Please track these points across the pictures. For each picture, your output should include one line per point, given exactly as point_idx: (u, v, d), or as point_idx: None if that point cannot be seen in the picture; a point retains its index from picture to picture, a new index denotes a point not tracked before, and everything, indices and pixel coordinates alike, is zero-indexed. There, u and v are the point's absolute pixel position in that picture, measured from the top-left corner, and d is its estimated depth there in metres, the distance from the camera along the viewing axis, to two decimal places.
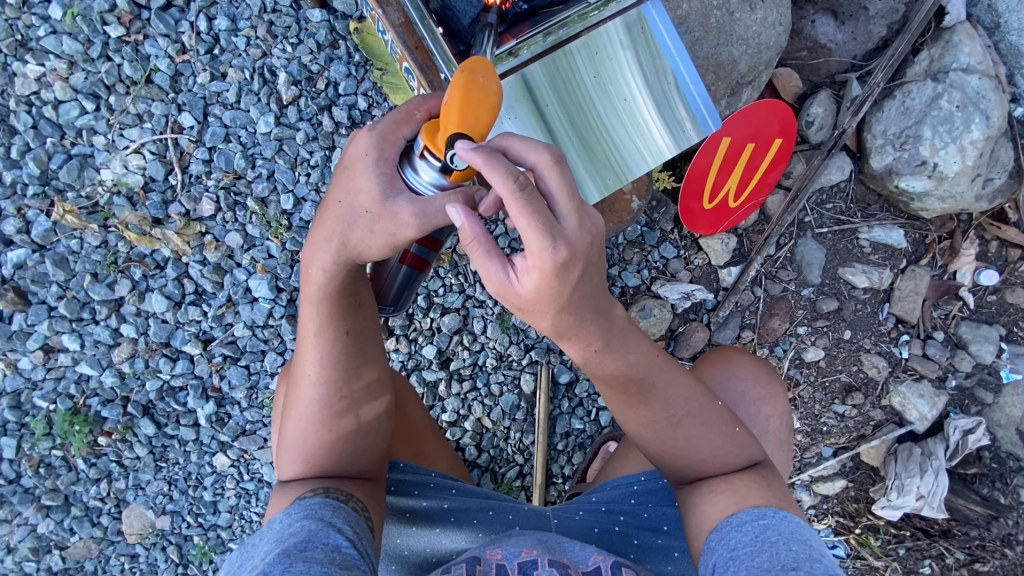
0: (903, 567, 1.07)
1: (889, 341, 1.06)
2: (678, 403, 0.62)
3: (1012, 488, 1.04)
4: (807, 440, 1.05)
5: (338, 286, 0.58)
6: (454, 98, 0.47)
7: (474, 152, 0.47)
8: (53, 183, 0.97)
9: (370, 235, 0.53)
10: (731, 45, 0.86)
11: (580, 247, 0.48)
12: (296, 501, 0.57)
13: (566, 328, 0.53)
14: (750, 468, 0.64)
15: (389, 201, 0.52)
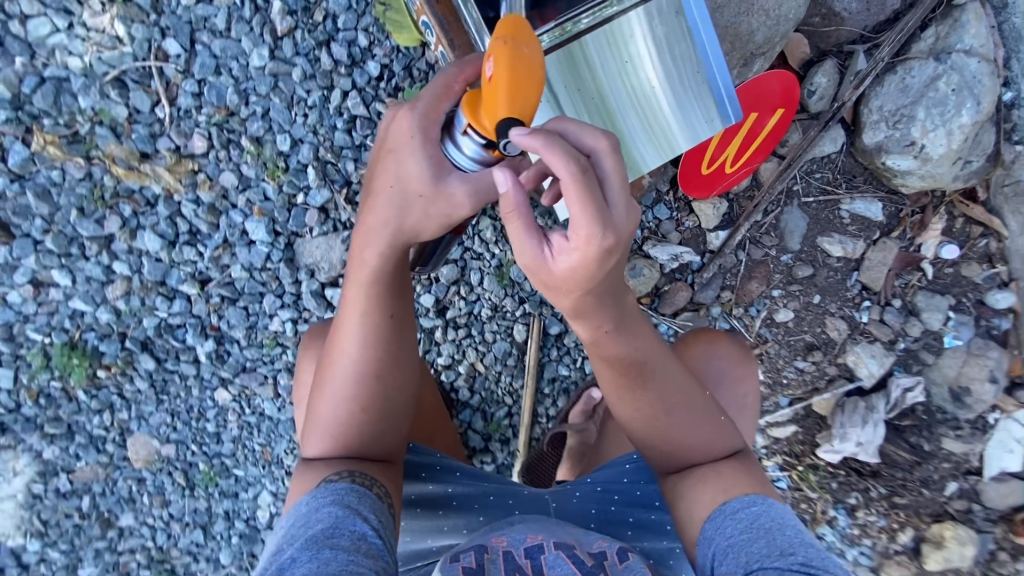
0: (834, 498, 1.22)
1: (853, 306, 1.14)
2: (678, 392, 0.71)
3: (935, 436, 1.20)
4: (768, 390, 1.17)
5: (389, 269, 0.66)
6: (503, 72, 0.47)
7: (529, 133, 0.49)
8: (26, 109, 0.91)
9: (425, 216, 0.63)
10: (751, 15, 0.87)
11: (616, 248, 0.51)
12: (324, 484, 0.63)
13: (581, 311, 0.60)
14: (734, 454, 0.74)
15: (441, 185, 0.61)
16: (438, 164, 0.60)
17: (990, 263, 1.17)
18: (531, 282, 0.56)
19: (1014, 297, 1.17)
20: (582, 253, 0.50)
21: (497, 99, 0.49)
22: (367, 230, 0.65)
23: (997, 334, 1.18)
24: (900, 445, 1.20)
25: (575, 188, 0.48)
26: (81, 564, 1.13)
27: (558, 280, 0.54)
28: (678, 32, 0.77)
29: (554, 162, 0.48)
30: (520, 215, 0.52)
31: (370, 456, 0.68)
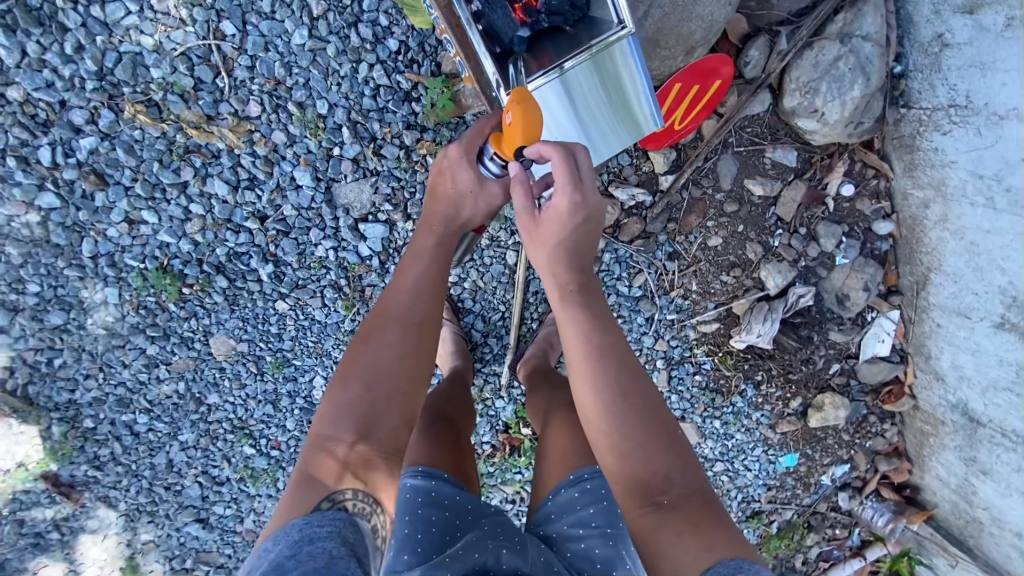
0: (745, 375, 1.65)
1: (769, 234, 1.48)
2: (643, 405, 0.86)
3: (823, 329, 1.59)
4: (699, 297, 1.54)
5: (432, 266, 0.94)
6: (517, 116, 0.81)
7: (539, 146, 0.86)
8: (109, 79, 1.12)
9: (474, 207, 0.98)
10: (691, 21, 1.03)
11: (583, 210, 0.87)
12: (315, 511, 0.71)
13: (556, 268, 0.91)
14: (709, 512, 0.82)
15: (483, 186, 0.96)
16: (473, 177, 0.96)
17: (878, 199, 1.48)
18: (524, 229, 0.91)
19: (893, 226, 1.51)
20: (562, 202, 0.86)
21: (516, 132, 0.83)
22: (422, 228, 0.99)
23: (878, 254, 1.54)
24: (789, 334, 1.58)
25: (561, 165, 0.85)
26: (180, 432, 1.48)
27: (546, 232, 0.89)
28: (624, 104, 0.97)
29: (551, 152, 0.84)
30: (521, 183, 0.89)
31: (367, 474, 0.76)
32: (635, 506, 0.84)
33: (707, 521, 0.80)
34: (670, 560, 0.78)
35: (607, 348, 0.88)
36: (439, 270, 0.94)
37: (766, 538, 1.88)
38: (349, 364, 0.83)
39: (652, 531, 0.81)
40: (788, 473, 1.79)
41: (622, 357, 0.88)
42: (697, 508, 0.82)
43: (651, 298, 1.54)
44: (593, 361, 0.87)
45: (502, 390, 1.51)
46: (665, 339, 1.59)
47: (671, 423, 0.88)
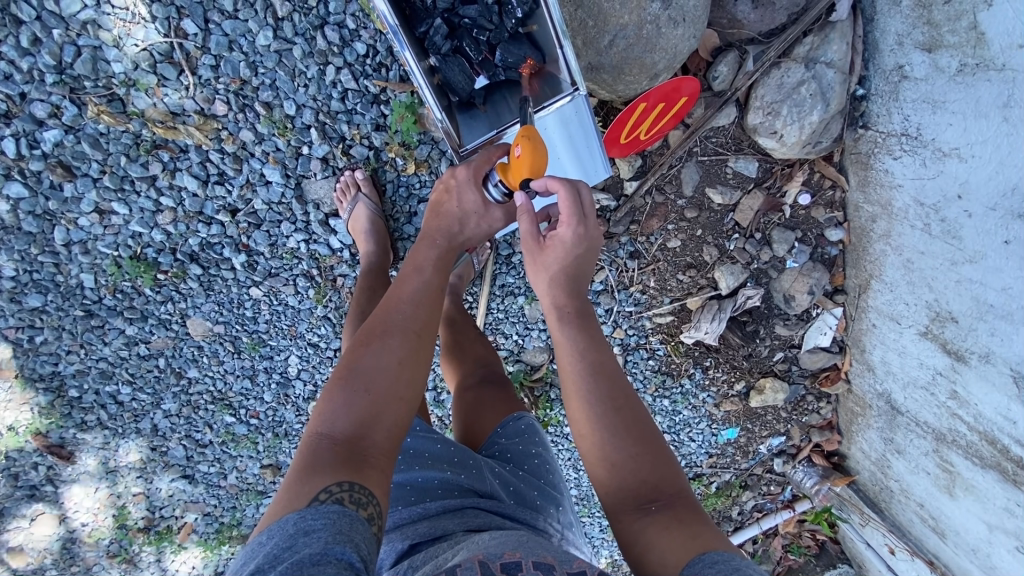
0: (696, 361, 1.77)
1: (725, 237, 1.56)
2: (636, 411, 0.89)
3: (771, 327, 1.70)
4: (657, 293, 1.64)
5: (432, 279, 0.96)
6: (525, 151, 0.87)
7: (544, 179, 0.92)
8: (69, 73, 1.12)
9: (474, 228, 1.03)
10: (653, 53, 1.05)
11: (584, 242, 0.93)
12: (312, 503, 0.70)
13: (555, 293, 0.94)
14: (701, 516, 0.81)
15: (487, 207, 1.02)
16: (478, 199, 1.00)
17: (832, 208, 1.53)
18: (528, 250, 0.95)
19: (843, 233, 1.55)
20: (566, 232, 0.92)
21: (523, 164, 0.89)
22: (424, 241, 1.00)
23: (827, 258, 1.60)
24: (735, 331, 1.69)
25: (567, 199, 0.90)
26: (163, 401, 1.56)
27: (546, 258, 0.94)
28: (577, 147, 1.07)
29: (558, 188, 0.89)
30: (526, 213, 0.93)
31: (365, 470, 0.76)
32: (625, 514, 0.83)
33: (694, 521, 0.79)
34: (657, 559, 0.76)
35: (599, 364, 0.91)
36: (439, 283, 0.97)
37: (706, 496, 2.08)
38: (346, 368, 0.84)
39: (640, 533, 0.80)
40: (728, 443, 1.96)
41: (615, 372, 0.90)
42: (685, 509, 0.81)
43: (611, 292, 1.64)
44: (586, 377, 0.89)
45: None
46: (622, 328, 1.69)
47: (658, 435, 0.88)
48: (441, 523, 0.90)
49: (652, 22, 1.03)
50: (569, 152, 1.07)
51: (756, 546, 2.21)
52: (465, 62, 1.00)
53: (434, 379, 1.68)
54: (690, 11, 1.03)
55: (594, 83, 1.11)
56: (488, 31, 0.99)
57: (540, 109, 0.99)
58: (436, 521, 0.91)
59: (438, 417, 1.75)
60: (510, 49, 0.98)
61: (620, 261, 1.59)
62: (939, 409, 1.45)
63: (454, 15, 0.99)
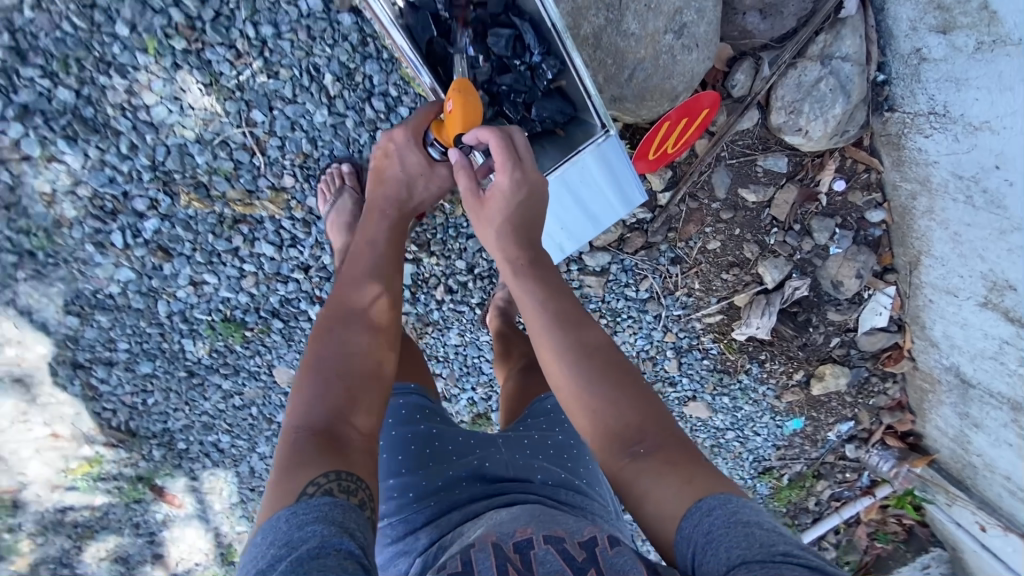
0: (752, 356, 1.80)
1: (764, 233, 1.59)
2: (605, 352, 0.93)
3: (822, 314, 1.71)
4: (704, 294, 1.69)
5: (384, 257, 1.09)
6: (456, 107, 0.99)
7: (473, 133, 1.01)
8: (162, 169, 1.27)
9: (423, 190, 1.15)
10: (672, 78, 1.13)
11: (525, 184, 0.99)
12: (301, 499, 0.78)
13: (509, 248, 1.00)
14: (693, 454, 0.85)
15: (431, 168, 1.13)
16: (422, 158, 1.12)
17: (869, 190, 1.55)
18: (475, 208, 1.03)
19: (885, 214, 1.57)
20: (504, 180, 0.98)
21: (456, 118, 1.00)
22: (374, 211, 1.12)
23: (871, 240, 1.61)
24: (787, 323, 1.71)
25: (498, 144, 0.98)
26: (258, 445, 1.71)
27: (489, 211, 1.01)
28: (614, 181, 1.12)
29: (487, 135, 0.98)
30: (463, 169, 1.04)
31: (348, 458, 0.85)
32: (612, 457, 0.87)
33: (682, 460, 0.84)
34: (655, 505, 0.82)
35: (559, 312, 0.95)
36: (393, 255, 1.10)
37: (779, 489, 2.07)
38: (312, 359, 0.95)
39: (634, 479, 0.84)
40: (794, 433, 1.96)
41: (580, 321, 0.95)
42: (670, 449, 0.85)
43: (658, 300, 1.69)
44: (548, 329, 0.94)
45: None
46: (673, 331, 1.74)
47: (634, 376, 0.91)
48: (471, 508, 0.98)
49: (666, 52, 1.11)
50: (609, 177, 1.12)
51: (839, 535, 2.16)
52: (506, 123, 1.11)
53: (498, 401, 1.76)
54: (701, 35, 1.10)
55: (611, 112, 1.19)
56: (521, 94, 1.08)
57: (576, 153, 1.07)
58: (466, 509, 0.98)
59: None
60: (543, 106, 1.09)
61: (664, 267, 1.65)
62: (1012, 378, 1.43)
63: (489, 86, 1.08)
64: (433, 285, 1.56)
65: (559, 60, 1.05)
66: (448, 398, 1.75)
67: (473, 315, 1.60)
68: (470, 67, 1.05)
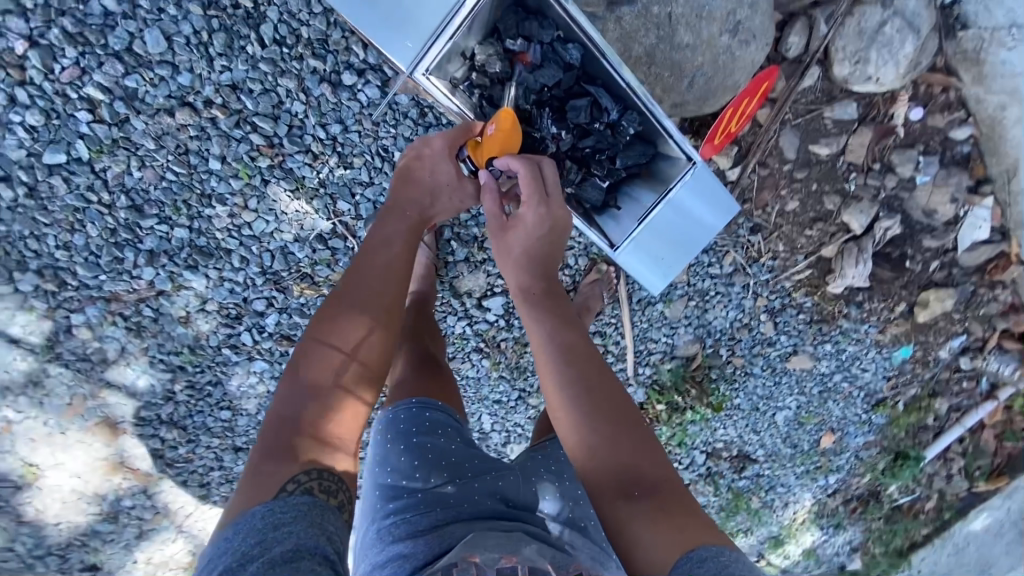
0: (852, 300, 1.76)
1: (843, 181, 1.58)
2: (609, 389, 0.90)
3: (919, 244, 1.66)
4: (790, 254, 1.68)
5: (395, 254, 1.03)
6: (500, 129, 1.04)
7: (504, 158, 1.03)
8: (271, 271, 1.31)
9: (442, 199, 1.12)
10: (735, 73, 1.17)
11: (548, 220, 1.00)
12: (277, 498, 0.78)
13: (524, 278, 1.00)
14: (690, 504, 0.82)
15: (459, 177, 1.12)
16: (453, 171, 1.11)
17: (949, 110, 1.52)
18: (496, 232, 1.04)
19: (971, 129, 1.53)
20: (528, 213, 0.99)
21: (496, 141, 1.04)
22: (394, 209, 1.08)
23: (960, 157, 1.56)
24: (884, 265, 1.69)
25: (527, 177, 1.00)
26: None
27: (511, 240, 1.02)
28: (703, 200, 1.15)
29: (518, 164, 1.00)
30: (489, 191, 1.04)
31: (332, 457, 0.86)
32: (605, 496, 0.84)
33: (678, 509, 0.80)
34: (649, 550, 0.77)
35: (570, 344, 0.93)
36: (405, 258, 1.04)
37: (896, 417, 2.02)
38: (306, 346, 0.93)
39: (628, 521, 0.81)
40: (905, 362, 1.89)
41: (582, 354, 0.92)
42: (670, 496, 0.82)
43: (744, 270, 1.70)
44: (558, 358, 0.91)
45: (631, 379, 1.84)
46: (764, 296, 1.74)
47: (634, 414, 0.88)
48: (472, 525, 0.90)
49: (724, 51, 1.15)
50: (703, 201, 1.16)
51: (964, 445, 2.10)
52: (597, 183, 1.16)
53: None
54: (756, 27, 1.15)
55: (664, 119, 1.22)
56: (604, 150, 1.14)
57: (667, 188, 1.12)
58: (470, 522, 0.91)
59: None
60: (627, 156, 1.13)
61: (746, 237, 1.64)
62: None
63: (575, 152, 1.14)
64: None
65: (638, 113, 1.09)
66: None
67: None
68: (553, 139, 1.12)
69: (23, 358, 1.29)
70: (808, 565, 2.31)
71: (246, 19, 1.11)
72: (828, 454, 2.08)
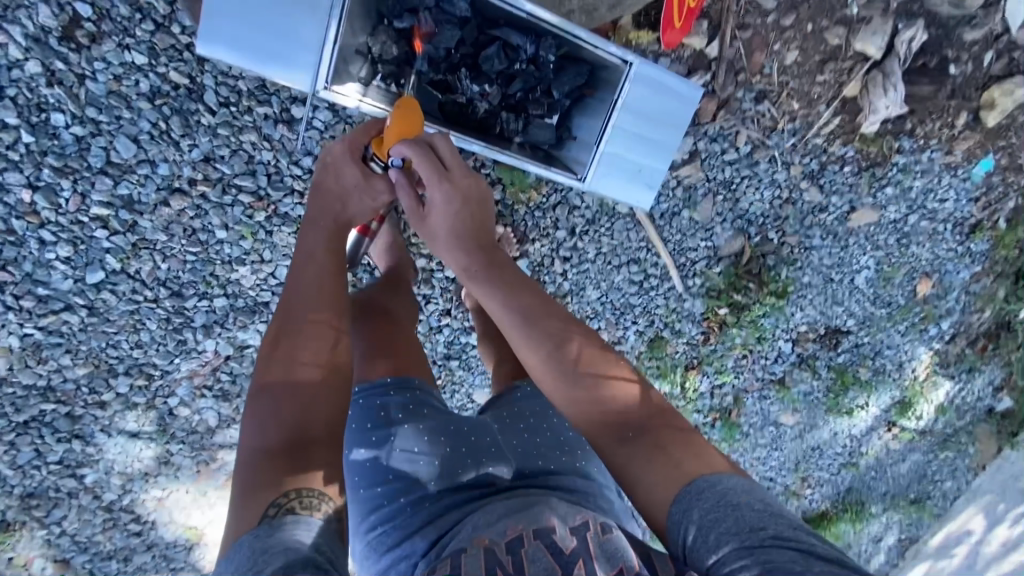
0: (896, 131, 1.61)
1: (842, 9, 1.49)
2: (582, 344, 0.90)
3: (951, 42, 1.52)
4: (812, 108, 1.57)
5: (328, 264, 0.97)
6: (395, 120, 0.98)
7: (399, 147, 0.98)
8: None
9: (360, 203, 1.04)
10: None
11: (457, 196, 0.97)
12: (259, 522, 0.73)
13: (461, 257, 0.98)
14: (685, 434, 0.85)
15: (370, 176, 1.03)
16: (359, 172, 1.03)
17: None
18: (417, 221, 1.01)
19: None
20: (437, 195, 0.96)
21: (398, 130, 0.98)
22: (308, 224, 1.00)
23: None
24: (920, 80, 1.54)
25: (422, 161, 0.96)
26: None
27: (432, 225, 0.99)
28: (659, 95, 1.25)
29: (410, 152, 0.96)
30: (402, 185, 1.00)
31: (315, 466, 0.80)
32: (602, 443, 0.87)
33: (671, 442, 0.83)
34: (647, 490, 0.80)
35: (531, 311, 0.92)
36: (340, 262, 0.98)
37: (1001, 237, 1.81)
38: (266, 367, 0.87)
39: (624, 464, 0.83)
40: (991, 176, 1.70)
41: (548, 314, 0.92)
42: (663, 434, 0.84)
43: (764, 144, 1.58)
44: (521, 326, 0.91)
45: (683, 294, 1.75)
46: (796, 162, 1.62)
47: (612, 363, 0.90)
48: (465, 506, 0.91)
49: None
50: (657, 96, 1.25)
51: None
52: (541, 119, 1.24)
53: (662, 320, 1.77)
54: None
55: (603, 22, 1.25)
56: (536, 85, 1.20)
57: (620, 94, 1.21)
58: (466, 504, 0.91)
59: (685, 345, 1.82)
60: (560, 82, 1.20)
61: (751, 110, 1.54)
62: None
63: (509, 99, 1.21)
64: (550, 263, 1.63)
65: (552, 37, 1.15)
66: (618, 333, 1.76)
67: (596, 265, 1.66)
68: (483, 97, 1.19)
69: (148, 446, 1.46)
70: (949, 421, 2.14)
71: (190, 95, 1.18)
72: (931, 301, 1.90)
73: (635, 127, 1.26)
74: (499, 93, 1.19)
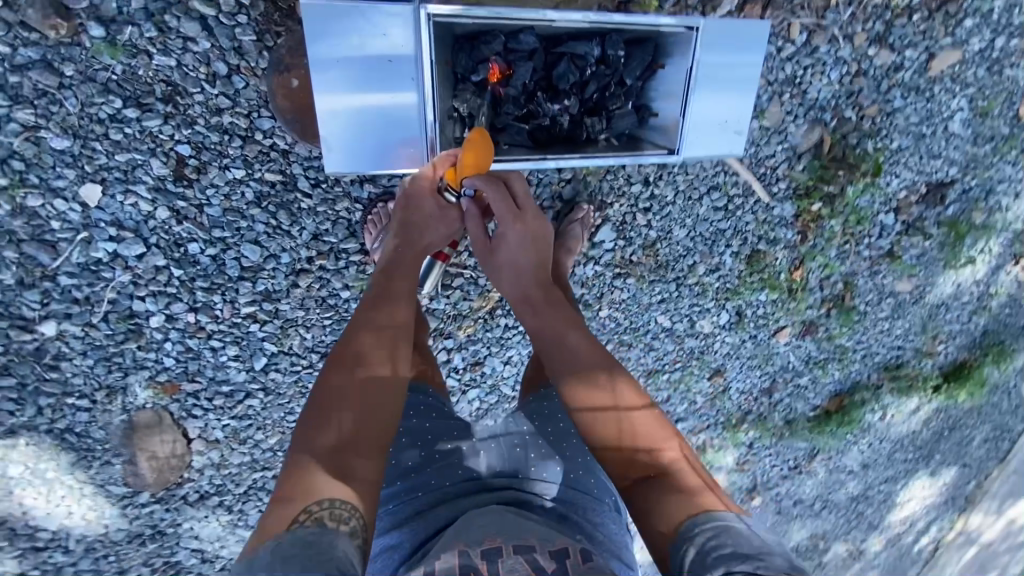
0: None
1: None
2: (621, 393, 0.99)
3: None
4: None
5: (406, 288, 1.07)
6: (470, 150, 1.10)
7: (475, 181, 1.13)
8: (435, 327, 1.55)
9: (433, 233, 1.14)
10: None
11: (529, 235, 1.12)
12: (292, 525, 0.79)
13: (518, 286, 1.12)
14: (701, 484, 0.93)
15: (445, 206, 1.14)
16: (435, 203, 1.13)
17: None
18: (483, 249, 1.15)
19: None
20: (508, 232, 1.11)
21: (471, 160, 1.11)
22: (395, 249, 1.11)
23: None
24: None
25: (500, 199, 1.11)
26: None
27: (496, 258, 1.13)
28: (727, 45, 1.24)
29: (490, 189, 1.12)
30: (471, 215, 1.15)
31: (347, 481, 0.86)
32: (630, 481, 0.95)
33: (687, 489, 0.91)
34: (661, 523, 0.88)
35: (573, 355, 1.03)
36: (412, 282, 1.09)
37: None
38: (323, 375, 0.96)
39: (647, 502, 0.92)
40: None
41: (587, 360, 1.02)
42: (681, 482, 0.92)
43: (818, 28, 1.54)
44: (561, 366, 1.03)
45: (771, 203, 1.72)
46: (859, 34, 1.57)
47: (645, 413, 0.99)
48: (461, 509, 0.98)
49: None
50: (726, 48, 1.24)
51: None
52: (623, 109, 1.30)
53: (755, 235, 1.75)
54: None
55: None
56: (609, 81, 1.27)
57: (692, 60, 1.21)
58: (460, 506, 0.99)
59: (783, 248, 1.78)
60: (631, 69, 1.26)
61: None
62: None
63: (586, 102, 1.29)
64: (633, 219, 1.66)
65: (616, 34, 1.21)
66: (713, 260, 1.75)
67: (679, 205, 1.67)
68: (564, 111, 1.27)
69: None
70: None
71: (286, 187, 1.30)
72: None
73: (708, 87, 1.26)
74: (576, 99, 1.27)
